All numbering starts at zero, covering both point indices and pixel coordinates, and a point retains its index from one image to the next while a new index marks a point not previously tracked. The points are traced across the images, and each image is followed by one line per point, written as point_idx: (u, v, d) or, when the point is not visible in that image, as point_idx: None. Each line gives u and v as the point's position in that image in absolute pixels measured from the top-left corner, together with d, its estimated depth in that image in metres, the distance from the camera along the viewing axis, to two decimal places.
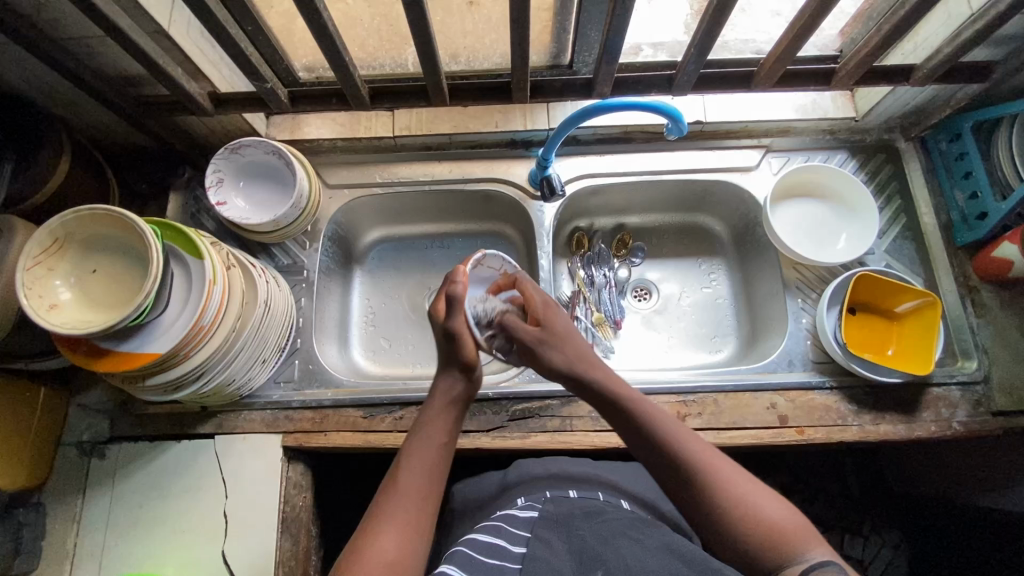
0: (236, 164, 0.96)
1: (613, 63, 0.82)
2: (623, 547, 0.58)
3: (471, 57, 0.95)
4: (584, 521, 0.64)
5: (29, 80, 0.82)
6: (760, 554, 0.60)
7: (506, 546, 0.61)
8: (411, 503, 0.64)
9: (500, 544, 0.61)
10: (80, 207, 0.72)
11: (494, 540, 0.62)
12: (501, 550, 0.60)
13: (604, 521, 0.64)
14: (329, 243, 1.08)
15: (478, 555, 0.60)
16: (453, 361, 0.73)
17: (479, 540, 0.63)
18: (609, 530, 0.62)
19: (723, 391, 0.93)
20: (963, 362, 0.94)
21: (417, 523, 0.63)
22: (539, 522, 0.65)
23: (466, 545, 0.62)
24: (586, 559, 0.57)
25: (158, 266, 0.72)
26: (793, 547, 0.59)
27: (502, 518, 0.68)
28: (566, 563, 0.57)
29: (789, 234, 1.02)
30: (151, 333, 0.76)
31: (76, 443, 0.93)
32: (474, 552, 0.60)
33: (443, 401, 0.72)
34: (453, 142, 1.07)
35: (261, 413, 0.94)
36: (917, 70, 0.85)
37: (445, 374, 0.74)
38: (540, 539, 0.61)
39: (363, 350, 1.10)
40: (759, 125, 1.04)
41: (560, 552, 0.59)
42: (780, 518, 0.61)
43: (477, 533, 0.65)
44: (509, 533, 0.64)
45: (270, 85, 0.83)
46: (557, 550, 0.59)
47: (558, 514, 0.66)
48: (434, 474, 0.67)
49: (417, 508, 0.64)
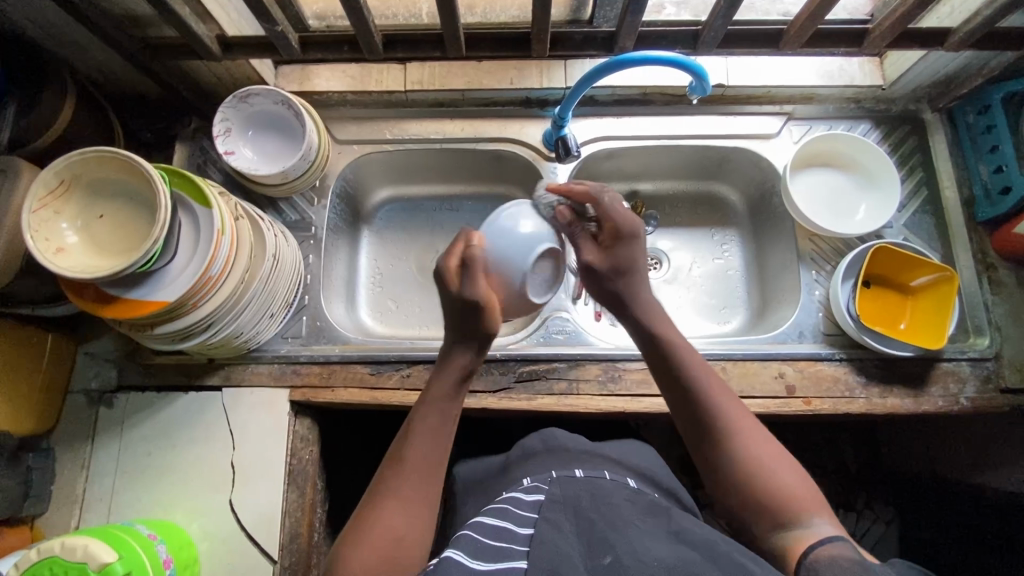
0: (244, 113, 0.93)
1: (638, 14, 0.78)
2: (632, 533, 0.59)
3: (488, 8, 0.92)
4: (590, 502, 0.65)
5: (30, 14, 0.78)
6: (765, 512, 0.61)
7: (515, 528, 0.61)
8: (415, 481, 0.64)
9: (507, 527, 0.61)
10: (86, 148, 0.70)
11: (500, 523, 0.62)
12: (508, 534, 0.60)
13: (609, 504, 0.64)
14: (338, 200, 1.06)
15: (486, 538, 0.59)
16: (466, 333, 0.69)
17: (486, 524, 0.62)
18: (616, 512, 0.62)
19: (732, 359, 0.92)
20: (974, 338, 0.93)
21: (422, 497, 0.64)
22: (547, 504, 0.64)
23: (474, 529, 0.62)
24: (594, 544, 0.57)
25: (166, 213, 0.70)
26: (798, 513, 0.60)
27: (508, 501, 0.68)
28: (575, 546, 0.58)
29: (806, 204, 1.00)
30: (158, 282, 0.75)
31: (84, 391, 0.94)
32: (480, 536, 0.60)
33: (453, 376, 0.69)
34: (465, 99, 1.04)
35: (268, 367, 0.94)
36: (953, 34, 0.82)
37: (457, 343, 0.70)
38: (549, 520, 0.61)
39: (370, 310, 1.10)
40: (782, 90, 1.01)
41: (569, 536, 0.59)
42: (799, 487, 0.61)
43: (483, 515, 0.65)
44: (516, 515, 0.63)
45: (281, 28, 0.80)
46: (565, 532, 0.60)
47: (565, 496, 0.65)
48: (441, 456, 0.66)
49: (421, 485, 0.64)
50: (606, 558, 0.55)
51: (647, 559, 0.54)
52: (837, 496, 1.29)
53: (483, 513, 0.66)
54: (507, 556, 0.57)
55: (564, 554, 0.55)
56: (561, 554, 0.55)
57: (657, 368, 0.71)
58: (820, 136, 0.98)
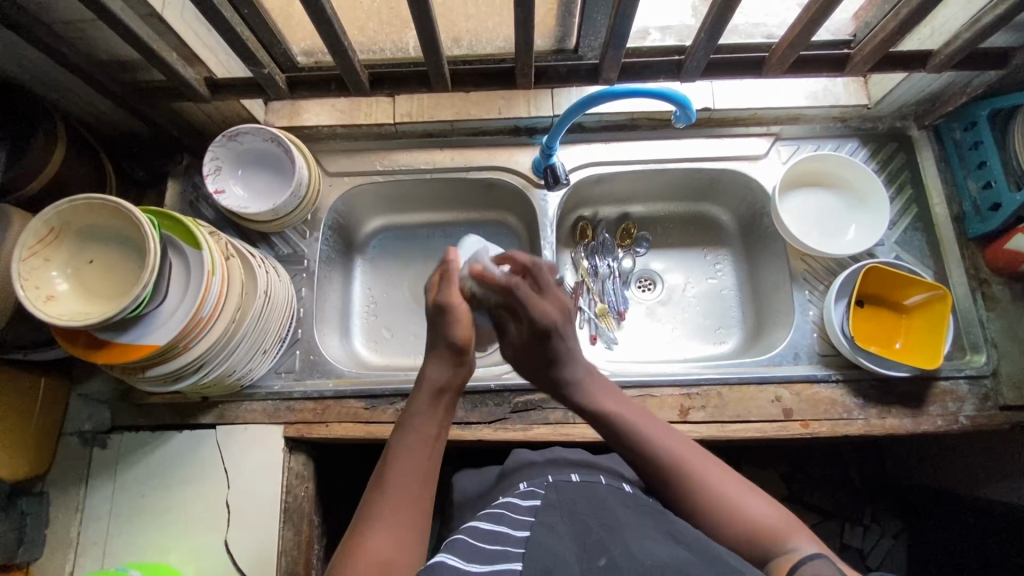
0: (234, 151, 0.94)
1: (620, 49, 0.80)
2: (628, 537, 0.56)
3: (473, 40, 0.92)
4: (586, 507, 0.63)
5: (20, 63, 0.79)
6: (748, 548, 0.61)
7: (510, 531, 0.59)
8: (403, 502, 0.61)
9: (503, 531, 0.60)
10: (76, 196, 0.71)
11: (496, 528, 0.61)
12: (502, 536, 0.59)
13: (604, 510, 0.62)
14: (330, 232, 1.06)
15: (480, 543, 0.58)
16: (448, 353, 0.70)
17: (482, 528, 0.61)
18: (613, 518, 0.60)
19: (728, 384, 0.92)
20: (971, 356, 0.93)
21: (411, 518, 0.61)
22: (543, 508, 0.63)
23: (467, 534, 0.60)
24: (590, 544, 0.55)
25: (155, 257, 0.70)
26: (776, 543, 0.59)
27: (505, 505, 0.67)
28: (570, 547, 0.56)
29: (796, 225, 1.00)
30: (148, 325, 0.75)
31: (77, 433, 0.93)
32: (475, 541, 0.58)
33: (429, 394, 0.69)
34: (454, 129, 1.05)
35: (262, 404, 0.94)
36: (935, 56, 0.82)
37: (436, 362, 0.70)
38: (544, 522, 0.59)
39: (365, 341, 1.10)
40: (769, 112, 1.01)
41: (564, 537, 0.57)
42: (772, 517, 0.62)
43: (479, 520, 0.64)
44: (511, 519, 0.62)
45: (267, 71, 0.81)
46: (561, 535, 0.57)
47: (561, 500, 0.64)
48: (422, 475, 0.64)
49: (410, 504, 0.62)
50: (601, 559, 0.53)
51: (642, 557, 0.53)
52: (842, 511, 1.27)
53: (478, 518, 0.65)
54: (502, 558, 0.55)
55: (560, 553, 0.54)
56: (556, 554, 0.54)
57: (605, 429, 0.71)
58: (803, 159, 0.99)
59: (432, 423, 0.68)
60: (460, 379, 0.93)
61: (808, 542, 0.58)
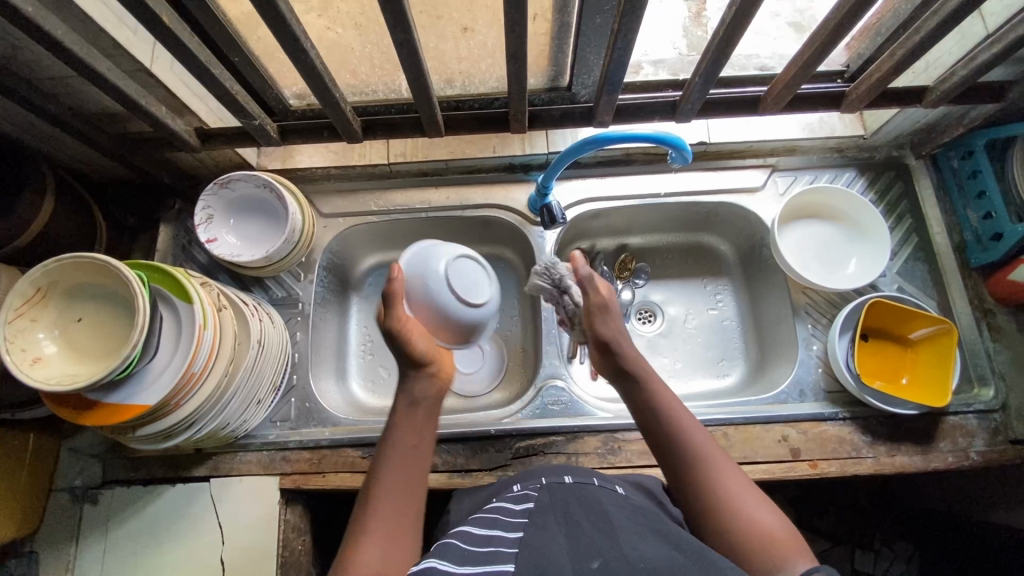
0: (225, 199, 0.93)
1: (614, 93, 0.79)
2: (620, 535, 0.54)
3: (467, 81, 0.90)
4: (580, 506, 0.59)
5: (8, 119, 0.78)
6: (742, 553, 0.58)
7: (504, 533, 0.57)
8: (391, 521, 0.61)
9: (497, 533, 0.57)
10: (63, 256, 0.69)
11: (490, 531, 0.58)
12: (495, 538, 0.56)
13: (598, 509, 0.59)
14: (325, 273, 1.05)
15: (472, 547, 0.56)
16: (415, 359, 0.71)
17: (475, 533, 0.59)
18: (607, 518, 0.57)
19: (733, 424, 0.90)
20: (979, 389, 0.91)
21: (399, 527, 0.61)
22: (535, 509, 0.60)
23: (460, 539, 0.58)
24: (583, 545, 0.52)
25: (145, 315, 0.69)
26: (775, 556, 0.57)
27: (498, 509, 0.64)
28: (563, 547, 0.53)
29: (796, 258, 0.99)
30: (138, 383, 0.73)
31: (67, 488, 0.91)
32: (469, 545, 0.56)
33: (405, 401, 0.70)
34: (450, 167, 1.05)
35: (257, 455, 0.92)
36: (931, 92, 0.81)
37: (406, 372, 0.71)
38: (537, 523, 0.57)
39: (362, 382, 1.07)
40: (764, 144, 1.01)
41: (557, 536, 0.54)
42: (778, 529, 0.59)
43: (473, 524, 0.61)
44: (505, 524, 0.59)
45: (259, 122, 0.79)
46: (555, 534, 0.55)
47: (554, 499, 0.61)
48: (410, 481, 0.65)
49: (399, 513, 0.62)
50: (593, 562, 0.50)
51: (635, 560, 0.50)
52: (851, 536, 1.24)
53: (473, 520, 0.62)
54: (494, 558, 0.53)
55: (552, 555, 0.51)
56: (548, 557, 0.51)
57: (643, 411, 0.72)
58: (802, 192, 0.98)
59: (414, 431, 0.69)
60: (460, 424, 0.92)
61: (806, 559, 0.56)
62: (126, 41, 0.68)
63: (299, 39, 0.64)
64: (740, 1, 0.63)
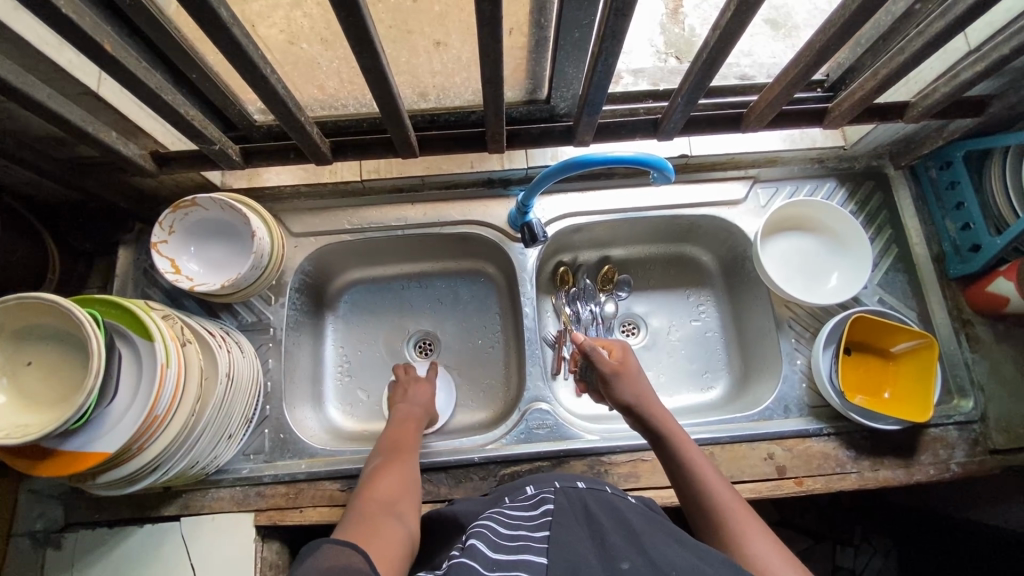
0: (188, 224, 0.88)
1: (594, 114, 0.77)
2: (647, 545, 0.52)
3: (441, 94, 0.86)
4: (602, 513, 0.57)
5: None
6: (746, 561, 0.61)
7: (530, 532, 0.55)
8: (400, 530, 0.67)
9: (522, 532, 0.56)
10: (8, 297, 0.64)
11: (516, 530, 0.57)
12: (523, 536, 0.55)
13: (617, 513, 0.58)
14: (297, 294, 1.00)
15: (502, 543, 0.54)
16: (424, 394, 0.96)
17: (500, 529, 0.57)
18: (631, 527, 0.55)
19: (719, 444, 0.89)
20: (959, 400, 0.92)
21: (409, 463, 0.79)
22: (555, 512, 0.58)
23: (488, 531, 0.57)
24: (611, 551, 0.51)
25: (99, 359, 0.64)
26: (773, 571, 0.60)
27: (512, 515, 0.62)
28: (592, 554, 0.51)
29: (778, 271, 0.99)
30: (94, 430, 0.68)
31: (28, 533, 0.86)
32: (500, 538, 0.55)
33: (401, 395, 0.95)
34: (426, 183, 1.01)
35: (230, 491, 0.88)
36: (911, 108, 0.80)
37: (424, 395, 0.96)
38: (563, 524, 0.55)
39: (339, 406, 1.04)
40: (746, 156, 0.99)
41: (586, 543, 0.53)
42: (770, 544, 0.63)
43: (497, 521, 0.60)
44: (528, 525, 0.58)
45: (219, 146, 0.75)
46: (583, 540, 0.53)
47: (573, 506, 0.59)
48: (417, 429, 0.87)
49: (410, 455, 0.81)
50: (624, 565, 0.49)
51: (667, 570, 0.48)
52: (833, 532, 1.22)
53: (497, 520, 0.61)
54: (525, 556, 0.51)
55: (581, 554, 0.51)
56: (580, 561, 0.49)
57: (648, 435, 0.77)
58: (784, 204, 0.97)
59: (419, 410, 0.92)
60: (442, 453, 0.89)
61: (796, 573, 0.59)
62: (68, 64, 0.63)
63: (257, 65, 0.59)
64: (726, 22, 0.60)
